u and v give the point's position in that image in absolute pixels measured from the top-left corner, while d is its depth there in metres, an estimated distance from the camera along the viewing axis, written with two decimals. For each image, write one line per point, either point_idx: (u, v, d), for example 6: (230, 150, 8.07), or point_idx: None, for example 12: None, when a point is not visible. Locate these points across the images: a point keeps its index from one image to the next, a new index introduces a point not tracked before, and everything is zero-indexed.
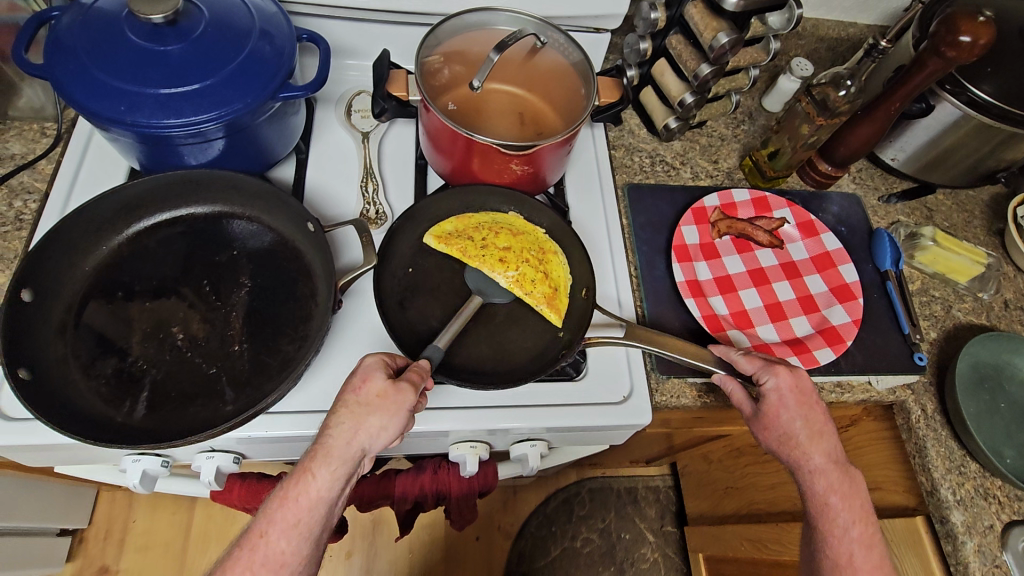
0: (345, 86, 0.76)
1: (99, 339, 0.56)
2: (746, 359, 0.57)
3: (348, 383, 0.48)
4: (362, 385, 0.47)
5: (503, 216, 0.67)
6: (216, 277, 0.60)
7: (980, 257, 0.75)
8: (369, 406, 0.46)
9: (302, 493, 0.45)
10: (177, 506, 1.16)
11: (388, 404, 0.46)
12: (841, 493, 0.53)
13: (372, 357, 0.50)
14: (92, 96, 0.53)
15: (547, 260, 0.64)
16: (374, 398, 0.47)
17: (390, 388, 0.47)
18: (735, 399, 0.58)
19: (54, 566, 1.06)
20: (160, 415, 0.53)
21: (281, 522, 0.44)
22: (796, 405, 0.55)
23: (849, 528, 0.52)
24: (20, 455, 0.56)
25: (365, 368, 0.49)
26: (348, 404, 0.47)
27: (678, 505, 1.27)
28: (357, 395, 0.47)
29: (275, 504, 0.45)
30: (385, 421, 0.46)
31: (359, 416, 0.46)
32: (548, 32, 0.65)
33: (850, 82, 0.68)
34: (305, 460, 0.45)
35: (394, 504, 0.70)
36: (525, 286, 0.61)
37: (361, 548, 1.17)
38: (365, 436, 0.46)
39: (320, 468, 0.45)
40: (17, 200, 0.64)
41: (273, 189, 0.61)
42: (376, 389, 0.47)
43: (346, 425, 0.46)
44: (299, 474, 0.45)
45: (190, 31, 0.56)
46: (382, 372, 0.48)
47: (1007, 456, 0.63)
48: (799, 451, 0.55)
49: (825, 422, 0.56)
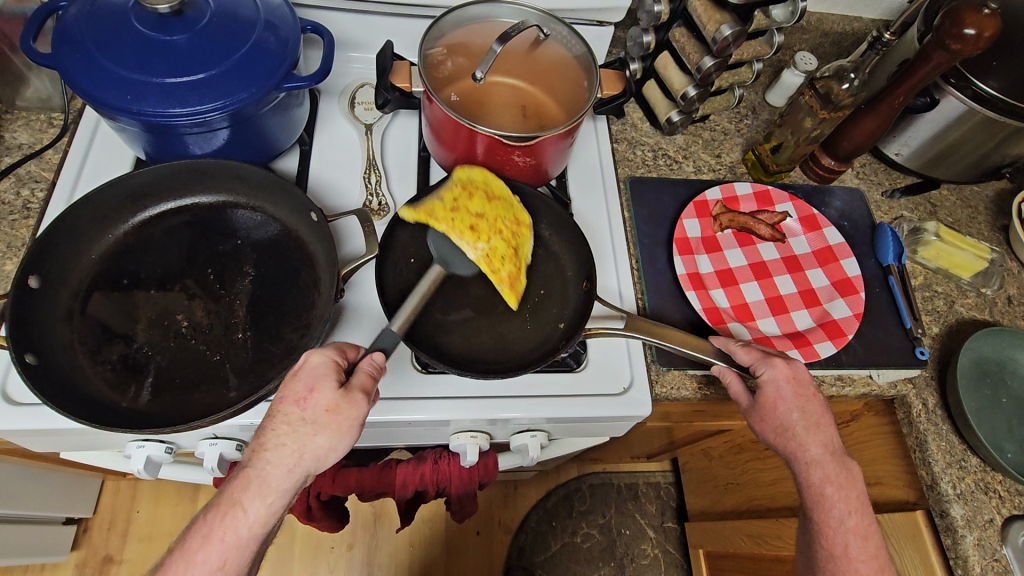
0: (348, 78, 0.76)
1: (104, 326, 0.56)
2: (745, 350, 0.58)
3: (291, 391, 0.46)
4: (307, 398, 0.45)
5: (481, 173, 0.64)
6: (220, 266, 0.60)
7: (984, 252, 0.74)
8: (317, 424, 0.45)
9: (229, 530, 0.43)
10: (180, 497, 1.17)
11: (338, 421, 0.45)
12: (836, 483, 0.54)
13: (316, 355, 0.47)
14: (100, 86, 0.54)
15: (520, 234, 0.62)
16: (322, 415, 0.45)
17: (341, 401, 0.45)
18: (733, 391, 0.58)
19: (59, 555, 1.07)
20: (164, 401, 0.54)
21: (204, 563, 0.42)
22: (794, 396, 0.55)
23: (845, 519, 0.53)
24: (26, 440, 0.56)
25: (310, 375, 0.46)
26: (291, 420, 0.45)
27: (679, 501, 1.27)
28: (301, 409, 0.45)
29: (196, 543, 0.42)
30: (333, 441, 0.45)
31: (304, 437, 0.44)
32: (551, 25, 0.66)
33: (852, 75, 0.68)
34: (234, 490, 0.43)
35: (395, 494, 0.71)
36: (494, 261, 0.60)
37: (362, 540, 1.17)
38: (310, 459, 0.44)
39: (252, 500, 0.43)
40: (24, 189, 0.65)
41: (277, 179, 0.62)
42: (324, 404, 0.45)
43: (289, 448, 0.44)
44: (228, 508, 0.43)
45: (196, 22, 0.57)
46: (330, 380, 0.46)
47: (1008, 451, 0.63)
48: (795, 443, 0.55)
49: (823, 414, 0.56)
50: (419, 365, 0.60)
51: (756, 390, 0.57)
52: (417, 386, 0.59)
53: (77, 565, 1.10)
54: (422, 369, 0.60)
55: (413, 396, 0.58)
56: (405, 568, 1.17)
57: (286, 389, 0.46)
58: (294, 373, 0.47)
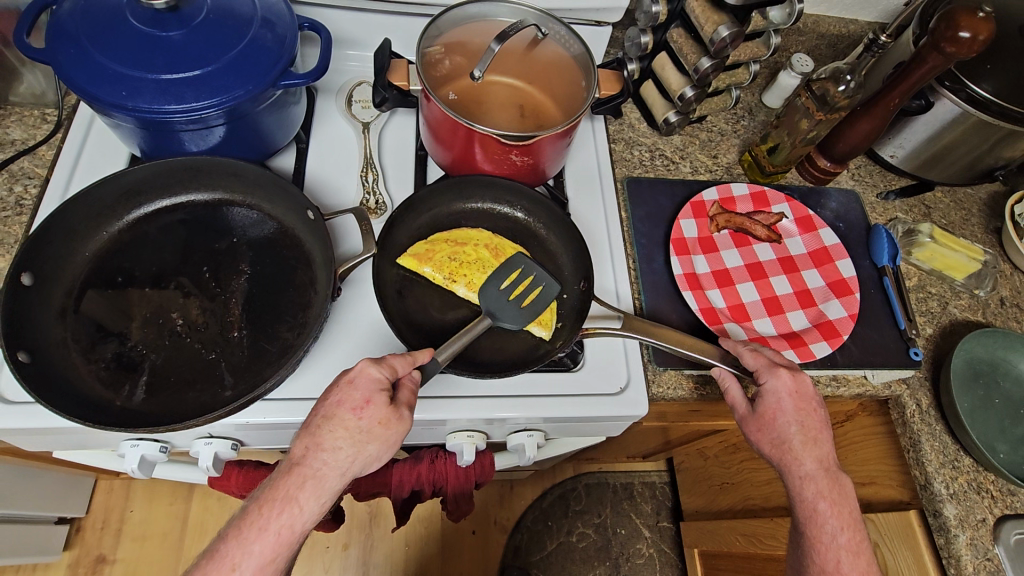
0: (346, 76, 0.76)
1: (98, 324, 0.56)
2: (754, 356, 0.58)
3: (347, 398, 0.47)
4: (364, 408, 0.47)
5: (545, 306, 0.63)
6: (216, 264, 0.60)
7: (977, 254, 0.74)
8: (370, 433, 0.46)
9: (285, 526, 0.44)
10: (174, 497, 1.17)
11: (388, 434, 0.47)
12: (829, 499, 0.54)
13: (372, 370, 0.48)
14: (95, 82, 0.53)
15: (474, 248, 0.65)
16: (376, 425, 0.47)
17: (391, 414, 0.47)
18: (731, 398, 0.59)
19: (51, 554, 1.06)
20: (158, 400, 0.53)
21: (258, 556, 0.43)
22: (794, 409, 0.56)
23: (837, 534, 0.53)
24: (18, 439, 0.56)
25: (367, 386, 0.48)
26: (349, 427, 0.46)
27: (674, 501, 1.28)
28: (359, 418, 0.46)
29: (253, 535, 0.43)
30: (383, 451, 0.47)
31: (359, 444, 0.46)
32: (549, 24, 0.66)
33: (849, 76, 0.67)
34: (290, 487, 0.44)
35: (391, 493, 0.70)
36: (456, 275, 0.63)
37: (357, 540, 1.17)
38: (361, 462, 0.46)
39: (309, 500, 0.44)
40: (17, 185, 0.64)
41: (272, 176, 0.61)
42: (379, 416, 0.47)
43: (347, 452, 0.46)
44: (285, 503, 0.44)
45: (191, 18, 0.56)
46: (382, 390, 0.48)
47: (1000, 451, 0.64)
48: (792, 457, 0.55)
49: (822, 429, 0.56)
50: None
51: (756, 398, 0.58)
52: None
53: (69, 565, 1.09)
54: None
55: None
56: (401, 567, 1.16)
57: (345, 395, 0.47)
58: (351, 384, 0.48)
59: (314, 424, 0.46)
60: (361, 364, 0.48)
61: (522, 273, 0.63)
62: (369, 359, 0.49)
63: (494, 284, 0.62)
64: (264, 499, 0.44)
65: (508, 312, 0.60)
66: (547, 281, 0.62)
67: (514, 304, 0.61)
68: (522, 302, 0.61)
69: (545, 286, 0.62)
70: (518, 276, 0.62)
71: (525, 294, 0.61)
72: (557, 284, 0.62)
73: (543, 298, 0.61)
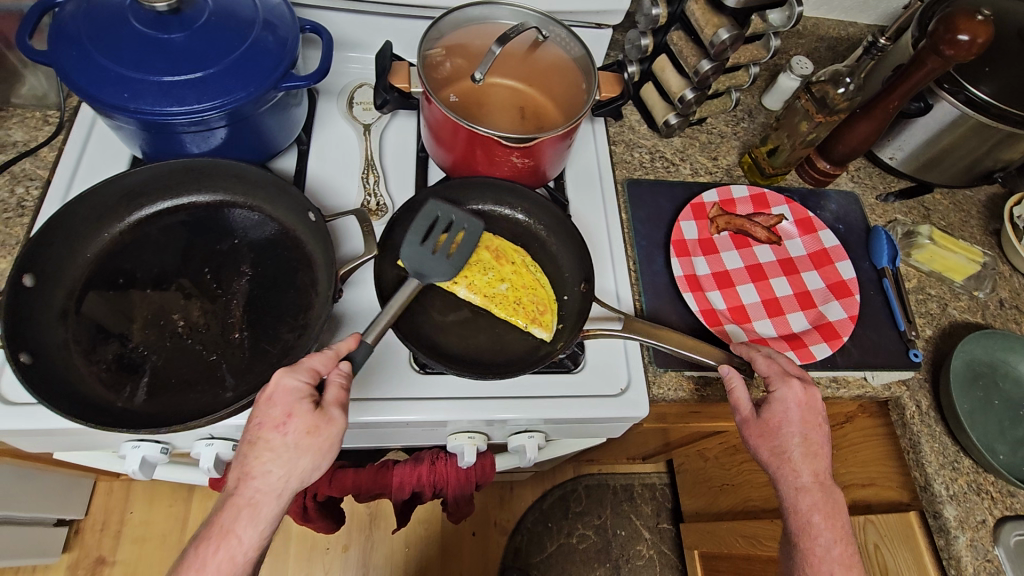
0: (347, 78, 0.76)
1: (100, 326, 0.56)
2: (766, 363, 0.58)
3: (267, 418, 0.45)
4: (287, 423, 0.45)
5: (547, 307, 0.63)
6: (217, 265, 0.60)
7: (976, 256, 0.74)
8: (299, 447, 0.45)
9: (225, 559, 0.43)
10: (173, 498, 1.16)
11: (319, 442, 0.46)
12: (823, 512, 0.54)
13: (288, 380, 0.47)
14: (97, 84, 0.53)
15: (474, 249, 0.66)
16: (304, 437, 0.45)
17: (318, 420, 0.46)
18: (736, 396, 0.58)
19: (50, 556, 1.06)
20: (159, 401, 0.53)
21: None
22: (799, 419, 0.56)
23: (830, 548, 0.53)
24: (19, 440, 0.56)
25: (286, 400, 0.46)
26: (276, 446, 0.45)
27: (674, 503, 1.28)
28: (284, 434, 0.45)
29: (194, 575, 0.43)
30: (318, 460, 0.46)
31: (290, 460, 0.45)
32: (550, 27, 0.67)
33: (848, 79, 0.67)
34: (225, 520, 0.44)
35: (391, 495, 0.70)
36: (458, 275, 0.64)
37: (357, 542, 1.17)
38: (297, 477, 0.45)
39: (246, 529, 0.44)
40: (19, 186, 0.64)
41: (275, 178, 0.61)
42: (304, 426, 0.46)
43: (278, 473, 0.45)
44: (221, 538, 0.43)
45: (193, 20, 0.57)
46: (304, 401, 0.46)
47: (1000, 453, 0.64)
48: (791, 468, 0.55)
49: (823, 443, 0.56)
50: (416, 366, 0.60)
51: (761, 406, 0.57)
52: (414, 385, 0.59)
53: (69, 567, 1.09)
54: (418, 370, 0.60)
55: (410, 397, 0.58)
56: (401, 569, 1.16)
57: (264, 415, 0.46)
58: (270, 399, 0.46)
59: (240, 451, 0.45)
60: (276, 377, 0.47)
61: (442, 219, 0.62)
62: (286, 369, 0.48)
63: (410, 244, 0.59)
64: (201, 538, 0.44)
65: (438, 266, 0.60)
66: (468, 220, 0.62)
67: (441, 256, 0.60)
68: (446, 249, 0.60)
69: (466, 225, 0.62)
70: (438, 227, 0.61)
71: (448, 241, 0.60)
72: (477, 220, 0.62)
73: (470, 238, 0.62)
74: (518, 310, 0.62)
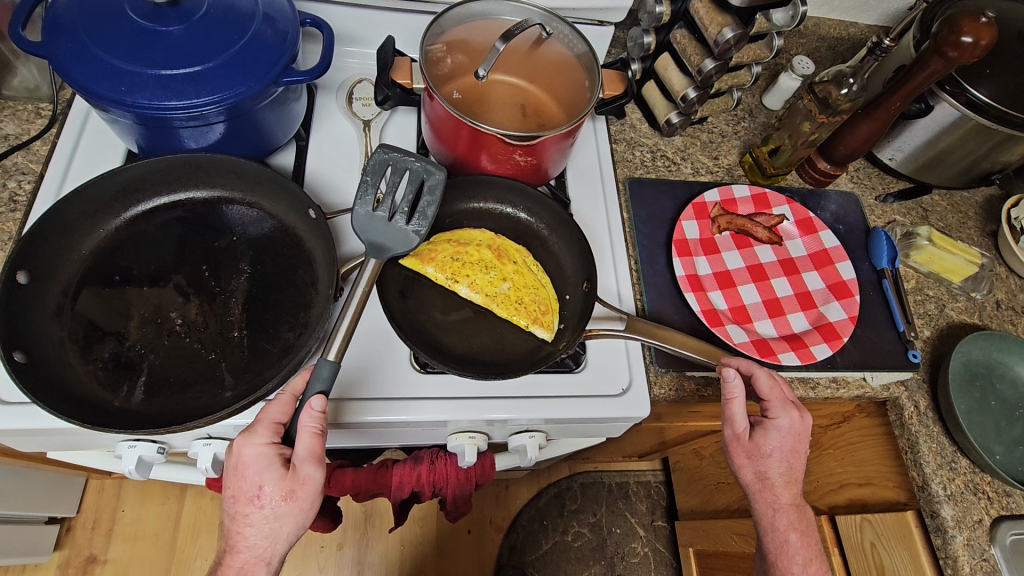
0: (346, 74, 0.75)
1: (97, 323, 0.55)
2: (770, 386, 0.57)
3: (240, 492, 0.46)
4: (259, 497, 0.46)
5: (547, 302, 0.64)
6: (215, 263, 0.59)
7: (974, 258, 0.74)
8: (280, 514, 0.46)
9: None
10: (165, 496, 1.15)
11: (299, 504, 0.47)
12: (799, 531, 0.58)
13: (250, 448, 0.46)
14: (92, 77, 0.52)
15: (478, 249, 0.66)
16: (281, 505, 0.46)
17: (293, 486, 0.46)
18: (731, 411, 0.57)
19: (41, 555, 1.05)
20: (158, 401, 0.52)
21: None
22: (789, 447, 0.57)
23: (806, 567, 0.58)
24: (12, 439, 0.55)
25: (253, 470, 0.46)
26: (256, 520, 0.46)
27: (669, 500, 1.28)
28: (261, 507, 0.46)
29: None
30: (301, 520, 0.47)
31: (272, 527, 0.46)
32: (553, 24, 0.66)
33: (852, 80, 0.68)
34: None
35: (389, 494, 0.69)
36: (458, 273, 0.65)
37: (353, 539, 1.17)
38: (284, 539, 0.47)
39: None
40: (11, 180, 0.63)
41: (274, 174, 0.61)
42: (279, 494, 0.46)
43: (262, 542, 0.47)
44: None
45: (191, 12, 0.55)
46: (271, 470, 0.46)
47: (996, 453, 0.64)
48: (770, 492, 0.58)
49: (800, 468, 0.58)
50: (418, 366, 0.59)
51: (761, 425, 0.57)
52: (415, 385, 0.58)
53: (60, 565, 1.08)
54: (420, 369, 0.59)
55: (411, 395, 0.58)
56: (396, 567, 1.16)
57: (237, 488, 0.46)
58: (239, 472, 0.46)
59: (226, 521, 0.48)
60: (239, 445, 0.47)
61: (395, 171, 0.58)
62: (246, 435, 0.47)
63: (363, 207, 0.58)
64: None
65: (400, 230, 0.58)
66: (426, 168, 0.59)
67: (402, 220, 0.58)
68: (407, 210, 0.58)
69: (425, 174, 0.59)
70: (390, 188, 0.58)
71: (407, 203, 0.58)
72: (437, 167, 0.59)
73: (433, 190, 0.59)
74: (519, 309, 0.63)
